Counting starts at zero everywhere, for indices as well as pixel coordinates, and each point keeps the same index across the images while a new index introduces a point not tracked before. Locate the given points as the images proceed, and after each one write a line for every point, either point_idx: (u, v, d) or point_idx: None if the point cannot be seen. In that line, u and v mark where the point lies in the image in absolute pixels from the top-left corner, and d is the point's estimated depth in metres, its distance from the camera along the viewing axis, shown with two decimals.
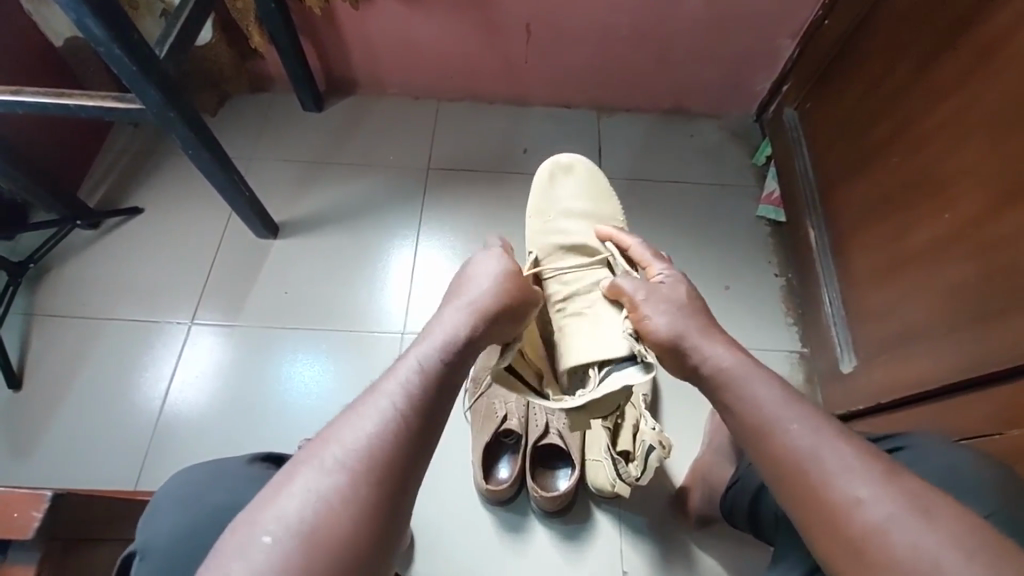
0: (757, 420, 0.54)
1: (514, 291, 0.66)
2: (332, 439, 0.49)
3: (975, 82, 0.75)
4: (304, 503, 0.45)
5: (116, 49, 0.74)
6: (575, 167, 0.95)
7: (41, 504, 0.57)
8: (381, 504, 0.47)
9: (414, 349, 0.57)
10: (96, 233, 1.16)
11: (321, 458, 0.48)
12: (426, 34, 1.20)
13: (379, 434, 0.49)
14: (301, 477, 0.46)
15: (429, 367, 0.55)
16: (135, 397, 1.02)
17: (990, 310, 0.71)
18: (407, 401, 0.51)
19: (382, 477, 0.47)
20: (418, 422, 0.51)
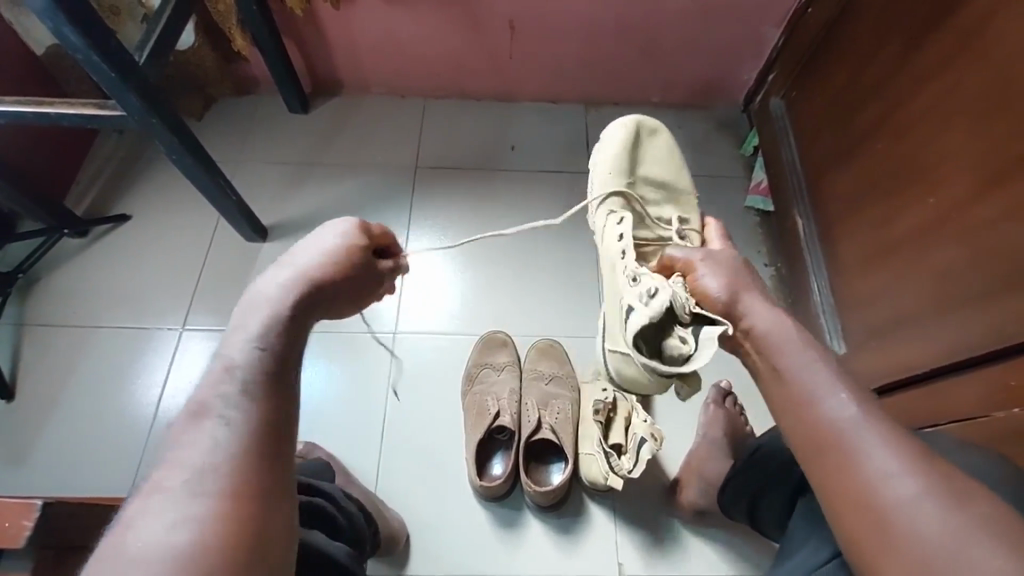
0: (782, 398, 0.54)
1: (350, 262, 0.58)
2: (170, 463, 0.43)
3: (956, 68, 0.75)
4: (152, 532, 0.39)
5: (94, 56, 0.74)
6: (660, 132, 0.90)
7: (32, 513, 0.57)
8: (249, 507, 0.42)
9: (238, 336, 0.50)
10: (84, 241, 1.16)
11: (158, 488, 0.42)
12: (410, 32, 1.20)
13: (218, 443, 0.43)
14: (137, 517, 0.40)
15: (254, 355, 0.48)
16: (128, 403, 1.02)
17: (977, 294, 0.72)
18: (240, 397, 0.46)
19: (236, 479, 0.42)
20: (263, 415, 0.46)
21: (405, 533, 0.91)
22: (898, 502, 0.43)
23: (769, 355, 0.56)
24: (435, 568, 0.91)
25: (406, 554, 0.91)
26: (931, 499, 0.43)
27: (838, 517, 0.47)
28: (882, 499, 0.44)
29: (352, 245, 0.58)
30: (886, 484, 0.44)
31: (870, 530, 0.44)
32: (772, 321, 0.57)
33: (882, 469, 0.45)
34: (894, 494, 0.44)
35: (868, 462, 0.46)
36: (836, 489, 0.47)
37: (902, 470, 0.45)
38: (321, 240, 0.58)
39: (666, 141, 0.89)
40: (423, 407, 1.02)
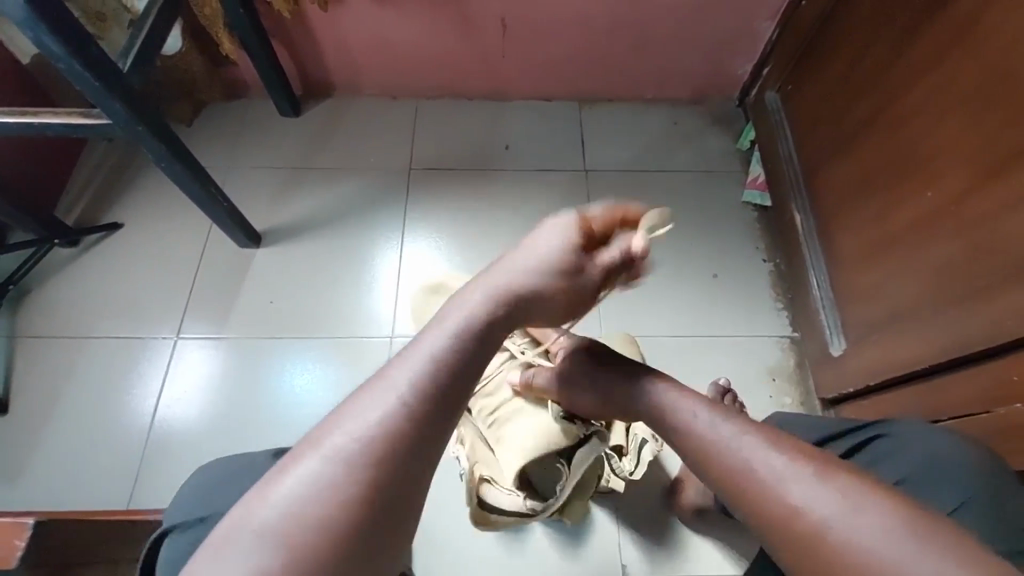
0: (695, 453, 0.54)
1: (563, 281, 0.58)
2: (336, 421, 0.43)
3: (951, 60, 0.75)
4: (301, 490, 0.39)
5: (76, 64, 0.73)
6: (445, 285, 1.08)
7: (25, 532, 0.57)
8: (381, 496, 0.40)
9: (449, 324, 0.50)
10: (76, 250, 1.14)
11: (321, 444, 0.41)
12: (400, 33, 1.18)
13: (384, 421, 0.42)
14: (300, 465, 0.41)
15: (448, 353, 0.47)
16: (125, 414, 1.01)
17: (975, 289, 0.71)
18: (424, 386, 0.44)
19: (389, 462, 0.41)
20: (439, 407, 0.44)
21: None
22: (809, 522, 0.43)
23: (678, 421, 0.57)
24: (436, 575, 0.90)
25: (407, 561, 0.90)
26: (855, 513, 0.42)
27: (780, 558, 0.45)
28: (807, 530, 0.43)
29: (571, 255, 0.59)
30: (809, 513, 0.44)
31: (809, 565, 0.43)
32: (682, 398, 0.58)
33: (795, 501, 0.45)
34: (818, 519, 0.43)
35: (781, 496, 0.45)
36: (768, 530, 0.46)
37: (816, 492, 0.44)
38: (542, 241, 0.59)
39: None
40: None
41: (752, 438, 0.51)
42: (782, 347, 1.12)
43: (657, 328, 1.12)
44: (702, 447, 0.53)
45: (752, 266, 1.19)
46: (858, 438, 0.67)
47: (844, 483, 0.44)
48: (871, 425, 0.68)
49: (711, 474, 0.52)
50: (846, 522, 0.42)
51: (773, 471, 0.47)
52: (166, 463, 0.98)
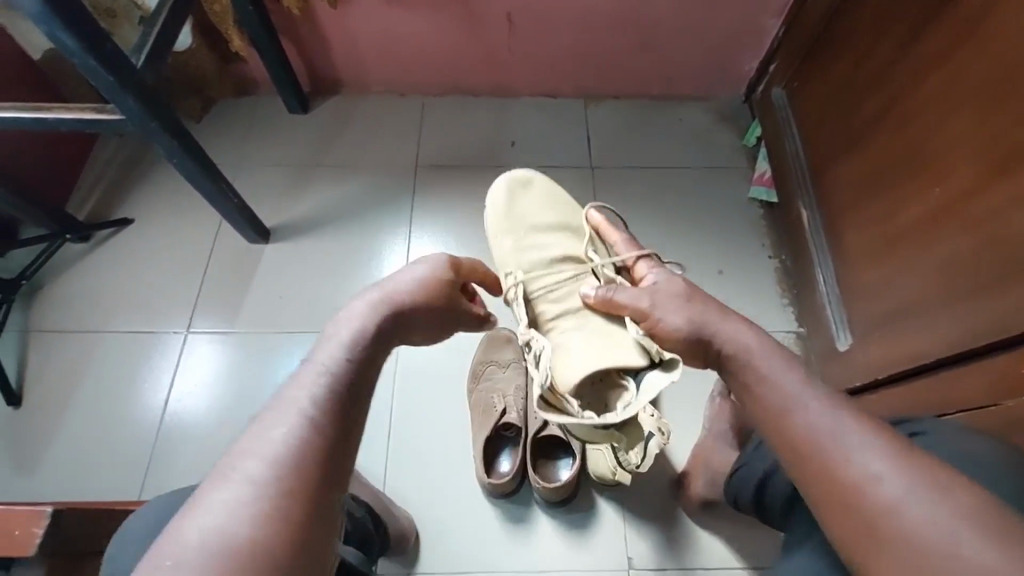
0: (761, 409, 0.52)
1: (440, 302, 0.58)
2: (242, 451, 0.43)
3: (959, 55, 0.75)
4: (218, 517, 0.39)
5: (90, 59, 0.74)
6: (532, 181, 0.91)
7: (42, 520, 0.57)
8: (303, 512, 0.41)
9: (327, 347, 0.50)
10: (87, 246, 1.16)
11: (231, 473, 0.42)
12: (408, 30, 1.19)
13: (291, 441, 0.43)
14: (209, 496, 0.41)
15: (345, 365, 0.49)
16: (136, 408, 1.02)
17: (983, 284, 0.71)
18: (325, 399, 0.46)
19: (304, 476, 0.42)
20: (339, 423, 0.46)
21: (414, 532, 0.91)
22: (878, 499, 0.43)
23: (740, 371, 0.55)
24: (444, 568, 0.91)
25: (415, 554, 0.91)
26: (924, 500, 0.41)
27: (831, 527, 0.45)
28: (872, 508, 0.43)
29: (437, 283, 0.59)
30: (877, 487, 0.43)
31: (860, 545, 0.43)
32: (741, 336, 0.56)
33: (868, 471, 0.44)
34: (888, 499, 0.42)
35: (852, 465, 0.45)
36: (828, 500, 0.45)
37: (887, 470, 0.43)
38: (409, 271, 0.59)
39: (545, 185, 0.92)
40: (427, 405, 1.02)
41: (824, 401, 0.49)
42: (788, 343, 1.12)
43: None
44: (768, 406, 0.51)
45: (758, 262, 1.19)
46: None
47: (921, 468, 0.43)
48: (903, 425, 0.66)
49: (771, 433, 0.51)
50: (915, 509, 0.41)
51: (848, 446, 0.46)
52: (177, 456, 0.99)
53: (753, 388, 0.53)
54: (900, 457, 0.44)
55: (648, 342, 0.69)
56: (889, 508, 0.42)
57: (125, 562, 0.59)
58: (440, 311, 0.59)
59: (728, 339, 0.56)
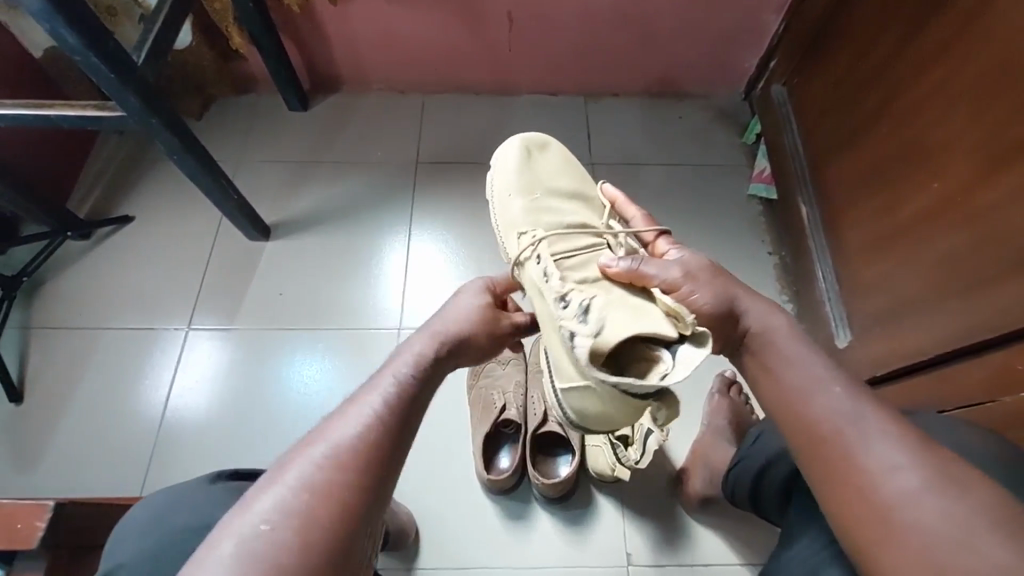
0: (774, 395, 0.52)
1: (490, 329, 0.61)
2: (319, 437, 0.45)
3: (958, 51, 0.75)
4: (297, 491, 0.41)
5: (91, 57, 0.74)
6: (549, 145, 0.85)
7: (44, 514, 0.58)
8: (370, 498, 0.43)
9: (395, 361, 0.53)
10: (89, 243, 1.16)
11: (310, 455, 0.43)
12: (408, 27, 1.19)
13: (367, 435, 0.45)
14: (291, 473, 0.42)
15: (418, 376, 0.51)
16: (138, 404, 1.03)
17: (982, 279, 0.71)
18: (397, 403, 0.48)
19: (374, 469, 0.44)
20: (406, 422, 0.48)
21: (414, 528, 0.91)
22: (887, 492, 0.42)
23: (764, 354, 0.55)
24: (445, 564, 0.91)
25: (414, 550, 0.92)
26: (931, 494, 0.41)
27: (833, 514, 0.46)
28: (880, 500, 0.42)
29: (486, 309, 0.62)
30: (888, 479, 0.43)
31: (862, 535, 0.43)
32: (768, 318, 0.57)
33: (883, 462, 0.44)
34: (893, 491, 0.42)
35: (869, 454, 0.44)
36: (834, 489, 0.45)
37: (903, 461, 0.43)
38: (465, 299, 0.63)
39: (557, 152, 0.85)
40: (427, 401, 1.02)
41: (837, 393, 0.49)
42: None
43: None
44: (782, 397, 0.51)
45: (757, 260, 1.19)
46: None
47: (936, 461, 0.43)
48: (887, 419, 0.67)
49: (784, 421, 0.51)
50: (921, 502, 0.41)
51: (864, 437, 0.45)
52: (179, 451, 0.99)
53: (770, 374, 0.54)
54: (916, 450, 0.44)
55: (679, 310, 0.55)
56: (898, 499, 0.42)
57: (126, 553, 0.60)
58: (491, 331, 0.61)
59: (755, 321, 0.56)
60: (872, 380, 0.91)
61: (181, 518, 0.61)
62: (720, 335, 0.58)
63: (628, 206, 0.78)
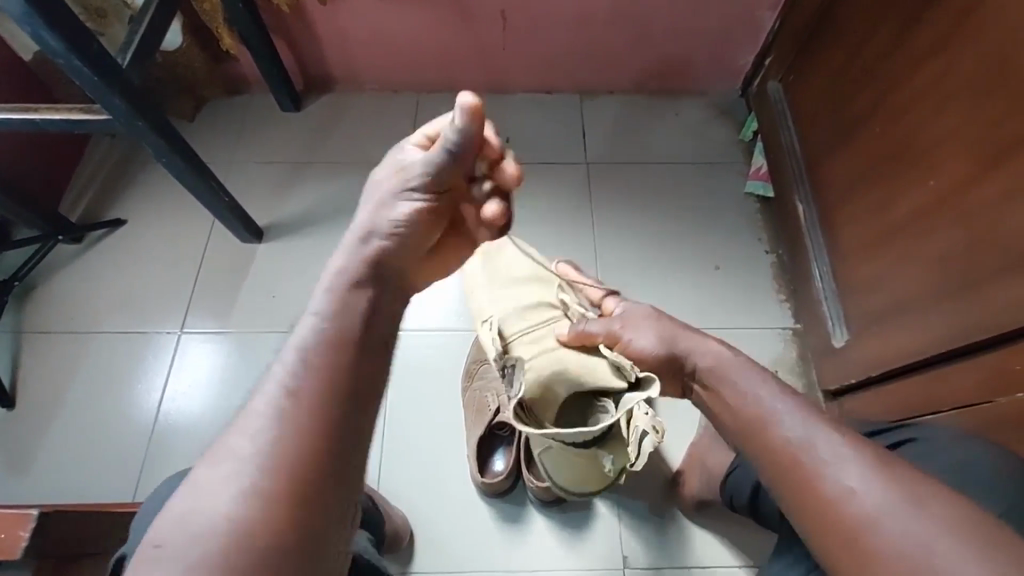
0: (744, 427, 0.57)
1: (420, 229, 0.55)
2: (240, 425, 0.43)
3: (953, 45, 0.73)
4: (218, 488, 0.40)
5: (75, 60, 0.73)
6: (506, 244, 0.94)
7: (28, 524, 0.58)
8: (302, 478, 0.41)
9: (316, 315, 0.49)
10: (81, 246, 1.15)
11: (225, 452, 0.42)
12: (400, 26, 1.18)
13: (278, 415, 0.42)
14: (204, 475, 0.41)
15: (327, 331, 0.47)
16: (129, 408, 1.02)
17: (978, 277, 0.70)
18: (310, 372, 0.45)
19: (295, 448, 0.41)
20: (338, 384, 0.45)
21: (409, 532, 0.91)
22: (856, 513, 0.45)
23: (718, 391, 0.63)
24: (439, 567, 0.90)
25: (408, 553, 0.91)
26: (907, 509, 0.43)
27: (814, 531, 0.47)
28: (853, 516, 0.45)
29: (417, 205, 0.54)
30: (854, 499, 0.45)
31: (846, 549, 0.44)
32: (716, 353, 0.66)
33: (844, 484, 0.46)
34: (870, 505, 0.44)
35: (831, 477, 0.47)
36: (810, 507, 0.48)
37: (863, 482, 0.46)
38: (390, 191, 0.55)
39: (512, 252, 0.93)
40: (421, 404, 1.02)
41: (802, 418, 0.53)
42: (784, 339, 1.11)
43: None
44: (748, 425, 0.56)
45: (755, 258, 1.18)
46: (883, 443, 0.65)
47: (905, 477, 0.45)
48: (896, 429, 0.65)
49: (757, 447, 0.54)
50: (899, 515, 0.43)
51: (833, 459, 0.48)
52: (170, 454, 0.99)
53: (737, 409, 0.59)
54: (875, 469, 0.46)
55: (623, 361, 0.70)
56: (866, 522, 0.44)
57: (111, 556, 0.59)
58: (429, 237, 0.56)
59: (702, 357, 0.67)
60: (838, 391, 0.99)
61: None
62: (668, 372, 0.70)
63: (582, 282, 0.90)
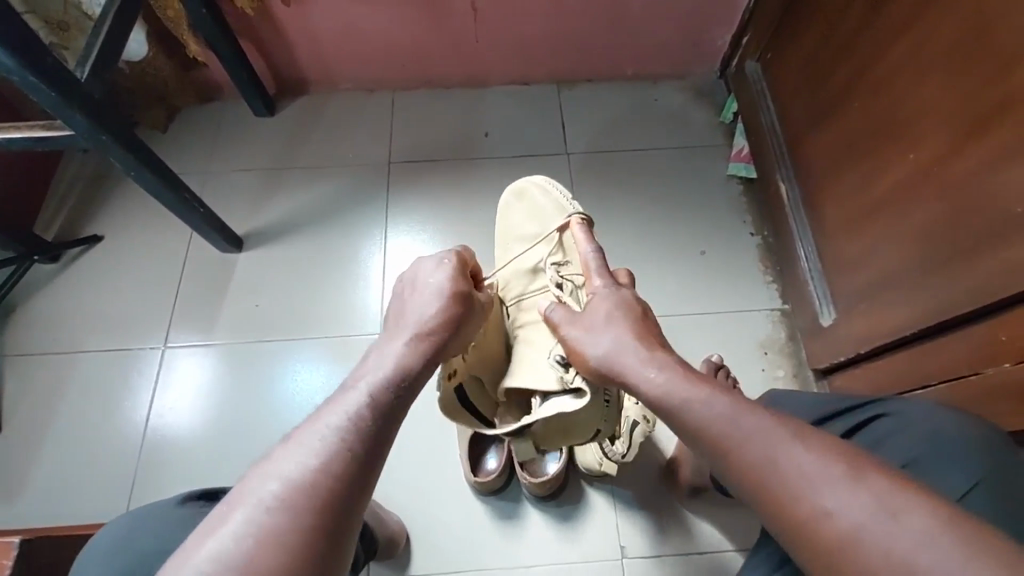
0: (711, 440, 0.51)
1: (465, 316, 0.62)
2: (269, 470, 0.44)
3: (926, 17, 0.73)
4: (236, 539, 0.41)
5: (29, 75, 0.71)
6: (527, 187, 0.84)
7: (10, 552, 0.62)
8: (314, 537, 0.42)
9: (363, 376, 0.52)
10: (58, 265, 1.14)
11: (257, 495, 0.43)
12: (370, 24, 1.16)
13: (318, 467, 0.44)
14: (235, 517, 0.42)
15: (380, 396, 0.50)
16: (117, 426, 1.01)
17: (961, 251, 0.70)
18: (355, 429, 0.47)
19: (324, 502, 0.43)
20: (368, 440, 0.47)
21: (405, 534, 0.90)
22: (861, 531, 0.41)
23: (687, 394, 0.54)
24: (437, 569, 0.90)
25: (406, 557, 0.91)
26: (905, 517, 0.40)
27: (798, 550, 0.44)
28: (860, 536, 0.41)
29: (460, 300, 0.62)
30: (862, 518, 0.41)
31: (830, 565, 0.42)
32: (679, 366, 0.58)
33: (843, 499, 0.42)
34: (854, 519, 0.41)
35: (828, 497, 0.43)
36: (785, 523, 0.44)
37: (863, 493, 0.42)
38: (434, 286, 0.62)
39: (535, 193, 0.83)
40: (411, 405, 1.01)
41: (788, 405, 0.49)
42: (773, 320, 1.11)
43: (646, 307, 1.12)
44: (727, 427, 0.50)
45: (740, 241, 1.18)
46: (860, 417, 0.67)
47: (879, 479, 0.43)
48: (870, 404, 0.68)
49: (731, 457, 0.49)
50: (883, 525, 0.40)
51: (803, 474, 0.45)
52: (161, 471, 0.98)
53: (691, 428, 0.52)
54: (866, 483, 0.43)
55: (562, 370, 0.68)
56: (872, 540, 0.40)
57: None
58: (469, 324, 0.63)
59: (641, 389, 0.57)
60: (827, 369, 1.00)
61: (129, 552, 0.59)
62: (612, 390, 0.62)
63: (579, 236, 0.73)
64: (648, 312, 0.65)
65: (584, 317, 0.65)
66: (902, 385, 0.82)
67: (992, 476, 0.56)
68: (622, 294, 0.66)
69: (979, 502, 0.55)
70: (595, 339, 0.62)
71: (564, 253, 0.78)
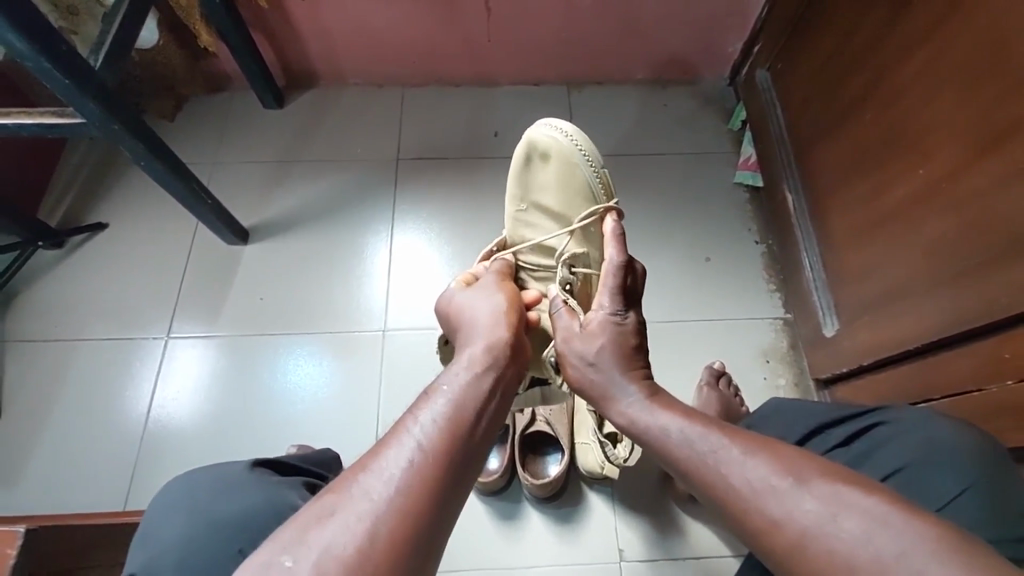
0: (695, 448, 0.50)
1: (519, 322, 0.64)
2: (367, 467, 0.45)
3: (940, 36, 0.73)
4: (342, 527, 0.41)
5: (44, 62, 0.71)
6: (552, 151, 0.73)
7: (15, 541, 0.64)
8: (414, 525, 0.42)
9: (449, 380, 0.54)
10: (62, 252, 1.13)
11: (359, 486, 0.44)
12: (382, 20, 1.16)
13: (414, 461, 0.45)
14: (339, 506, 0.43)
15: (465, 397, 0.52)
16: (119, 415, 1.01)
17: (969, 267, 0.70)
18: (447, 426, 0.48)
19: (425, 494, 0.44)
20: (460, 439, 0.48)
21: None
22: (841, 543, 0.40)
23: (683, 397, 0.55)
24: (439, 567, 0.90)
25: None
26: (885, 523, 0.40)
27: (763, 556, 0.44)
28: (842, 547, 0.40)
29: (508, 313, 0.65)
30: (839, 527, 0.41)
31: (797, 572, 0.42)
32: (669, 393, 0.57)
33: (827, 509, 0.42)
34: (803, 523, 0.42)
35: (803, 508, 0.43)
36: (747, 529, 0.45)
37: (845, 503, 0.42)
38: (487, 305, 0.66)
39: (559, 162, 0.73)
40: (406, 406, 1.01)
41: None
42: (776, 329, 1.12)
43: (649, 312, 1.12)
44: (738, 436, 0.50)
45: (743, 249, 1.18)
46: (859, 424, 0.67)
47: (823, 485, 0.43)
48: (871, 412, 0.67)
49: (711, 464, 0.49)
50: (830, 527, 0.41)
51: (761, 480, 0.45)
52: (162, 461, 0.98)
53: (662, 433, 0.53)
54: (837, 495, 0.42)
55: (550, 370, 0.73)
56: (851, 552, 0.40)
57: (176, 531, 0.58)
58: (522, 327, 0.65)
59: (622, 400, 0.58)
60: (828, 379, 1.01)
61: (153, 534, 0.59)
62: (596, 399, 0.62)
63: (607, 241, 0.67)
64: (642, 346, 0.64)
65: (578, 337, 0.64)
66: (909, 398, 0.82)
67: (987, 490, 0.57)
68: (626, 324, 0.63)
69: (975, 515, 0.55)
70: (584, 367, 0.62)
71: (584, 245, 0.76)
